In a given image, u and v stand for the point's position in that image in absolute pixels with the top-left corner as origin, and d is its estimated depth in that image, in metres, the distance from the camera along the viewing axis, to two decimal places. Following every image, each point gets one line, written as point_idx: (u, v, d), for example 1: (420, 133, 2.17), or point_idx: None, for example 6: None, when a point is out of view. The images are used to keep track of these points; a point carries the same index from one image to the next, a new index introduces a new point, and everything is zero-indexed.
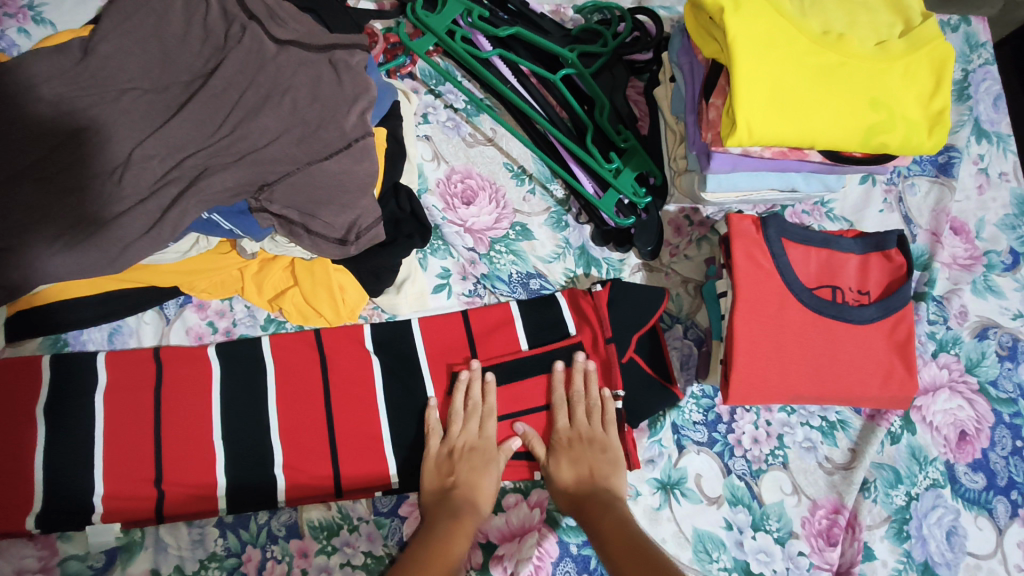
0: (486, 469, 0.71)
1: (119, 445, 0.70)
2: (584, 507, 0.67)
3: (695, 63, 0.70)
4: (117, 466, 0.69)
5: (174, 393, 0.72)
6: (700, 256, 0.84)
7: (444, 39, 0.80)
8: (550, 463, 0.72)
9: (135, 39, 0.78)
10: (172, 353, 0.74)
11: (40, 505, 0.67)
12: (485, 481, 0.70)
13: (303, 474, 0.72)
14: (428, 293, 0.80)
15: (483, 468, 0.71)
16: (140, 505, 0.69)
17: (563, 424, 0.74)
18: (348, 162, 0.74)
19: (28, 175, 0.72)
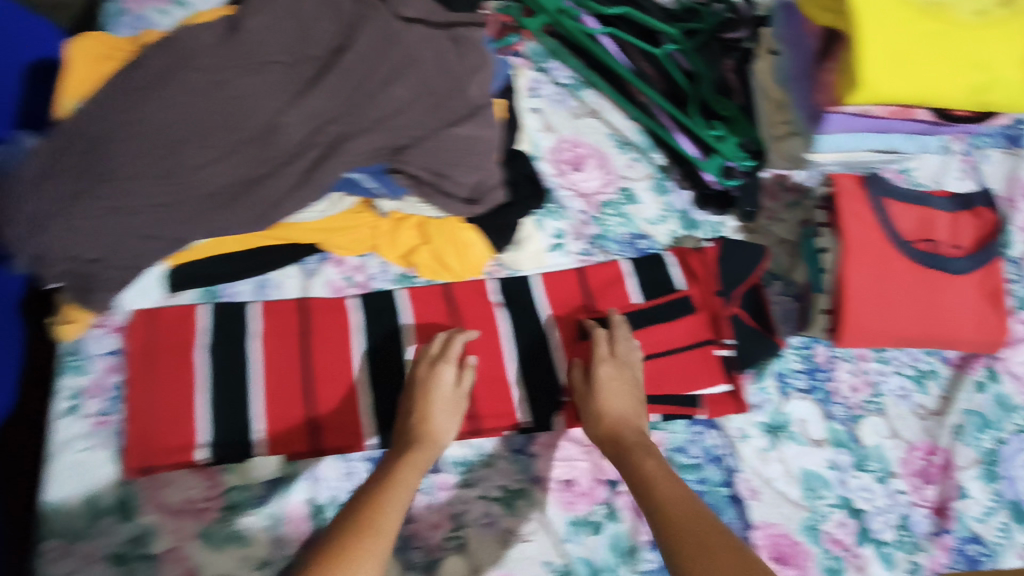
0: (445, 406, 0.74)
1: (276, 386, 0.78)
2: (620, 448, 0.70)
3: (800, 35, 0.76)
4: (275, 402, 0.78)
5: (321, 340, 0.80)
6: (795, 218, 0.89)
7: (556, 16, 0.88)
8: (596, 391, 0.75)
9: (275, 16, 0.83)
10: (319, 304, 0.82)
11: (208, 437, 0.75)
12: (439, 416, 0.73)
13: None
14: (544, 251, 0.86)
15: (438, 403, 0.73)
16: (297, 439, 0.77)
17: (603, 371, 0.75)
18: (476, 128, 0.79)
19: (187, 140, 0.77)
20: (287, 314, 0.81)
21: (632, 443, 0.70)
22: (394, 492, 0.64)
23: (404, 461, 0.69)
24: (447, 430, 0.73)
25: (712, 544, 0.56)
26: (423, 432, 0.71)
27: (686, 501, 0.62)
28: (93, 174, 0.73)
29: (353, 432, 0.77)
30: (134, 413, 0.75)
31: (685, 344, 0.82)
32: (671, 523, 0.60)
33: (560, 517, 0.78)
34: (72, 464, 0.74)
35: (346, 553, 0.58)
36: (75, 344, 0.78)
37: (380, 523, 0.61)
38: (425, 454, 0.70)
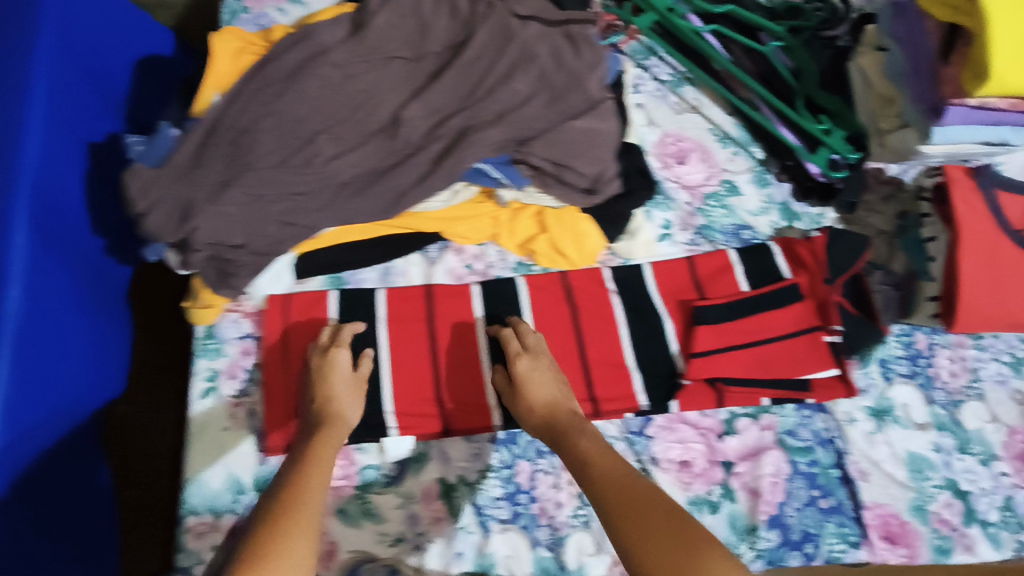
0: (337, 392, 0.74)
1: (406, 369, 0.81)
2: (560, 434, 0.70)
3: (914, 29, 0.79)
4: (404, 385, 0.80)
5: (446, 325, 0.83)
6: (891, 210, 0.93)
7: (666, 14, 0.91)
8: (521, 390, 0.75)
9: (397, 14, 0.85)
10: (443, 290, 0.85)
11: (341, 418, 0.78)
12: (343, 398, 0.74)
13: None
14: (654, 241, 0.89)
15: (334, 391, 0.74)
16: (428, 421, 0.79)
17: (521, 367, 0.76)
18: (596, 121, 0.82)
19: (321, 132, 0.79)
20: (410, 299, 0.84)
21: (565, 423, 0.71)
22: (314, 467, 0.64)
23: (323, 441, 0.68)
24: (351, 419, 0.73)
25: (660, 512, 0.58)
26: (331, 415, 0.72)
27: (625, 471, 0.63)
28: (236, 163, 0.76)
29: (480, 413, 0.80)
30: (272, 396, 0.78)
31: (792, 331, 0.84)
32: (608, 495, 0.61)
33: (680, 497, 0.79)
34: (214, 444, 0.76)
35: (277, 522, 0.57)
36: (212, 328, 0.81)
37: (300, 497, 0.60)
38: (331, 434, 0.69)
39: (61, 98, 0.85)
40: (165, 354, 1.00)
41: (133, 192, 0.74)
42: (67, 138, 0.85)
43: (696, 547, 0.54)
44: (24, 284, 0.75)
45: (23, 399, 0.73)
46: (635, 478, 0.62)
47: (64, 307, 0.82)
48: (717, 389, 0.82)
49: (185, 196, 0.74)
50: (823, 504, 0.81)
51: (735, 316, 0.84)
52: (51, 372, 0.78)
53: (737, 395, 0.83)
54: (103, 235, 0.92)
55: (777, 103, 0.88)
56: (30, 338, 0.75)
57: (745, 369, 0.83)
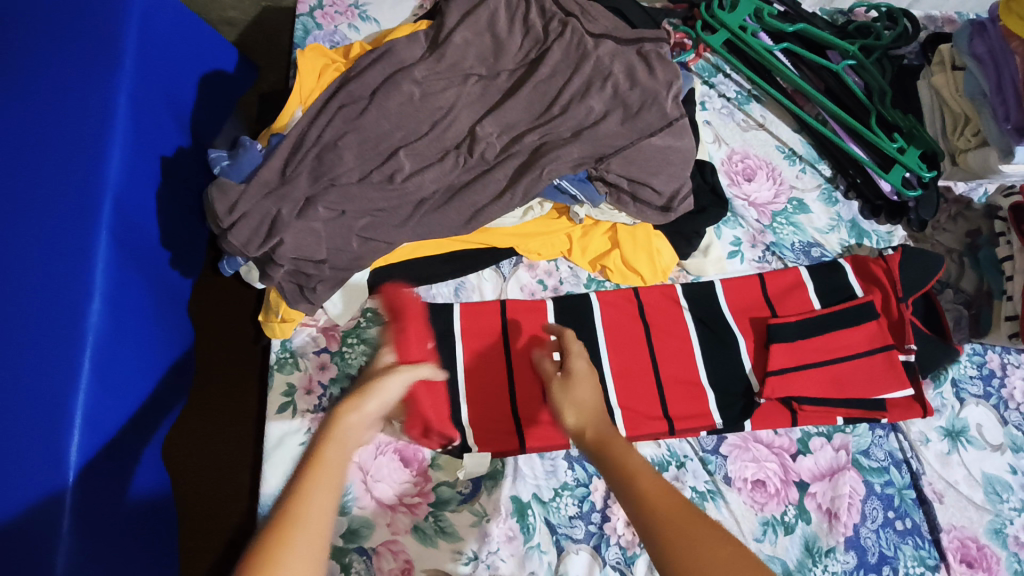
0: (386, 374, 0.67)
1: (479, 386, 0.81)
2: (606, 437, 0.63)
3: (1000, 52, 0.80)
4: (479, 402, 0.81)
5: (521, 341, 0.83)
6: (959, 229, 0.93)
7: (737, 33, 0.90)
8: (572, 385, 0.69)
9: (474, 31, 0.87)
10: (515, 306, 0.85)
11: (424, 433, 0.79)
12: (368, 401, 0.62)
13: (638, 414, 0.81)
14: (725, 258, 0.89)
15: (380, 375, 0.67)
16: (504, 438, 0.80)
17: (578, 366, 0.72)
18: (671, 138, 0.83)
19: (402, 148, 0.81)
20: (484, 314, 0.84)
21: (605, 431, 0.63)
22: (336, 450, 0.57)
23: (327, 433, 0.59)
24: (367, 413, 0.62)
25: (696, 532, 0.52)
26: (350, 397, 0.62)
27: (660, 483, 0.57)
28: (320, 179, 0.77)
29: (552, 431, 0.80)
30: None
31: (865, 350, 0.84)
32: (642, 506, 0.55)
33: (753, 517, 0.78)
34: (292, 459, 0.76)
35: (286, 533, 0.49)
36: (288, 342, 0.81)
37: (315, 482, 0.54)
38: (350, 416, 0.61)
39: (139, 113, 0.86)
40: (232, 359, 1.03)
41: (221, 208, 0.75)
42: (145, 151, 0.87)
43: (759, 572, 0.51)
44: (107, 296, 0.76)
45: (105, 411, 0.74)
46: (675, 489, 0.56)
47: (142, 317, 0.83)
48: (792, 408, 0.82)
49: (272, 210, 0.75)
50: (899, 525, 0.80)
51: (808, 336, 0.83)
52: (131, 383, 0.79)
53: (811, 414, 0.81)
54: (173, 247, 0.93)
55: (852, 121, 0.87)
56: (112, 350, 0.76)
57: (820, 388, 0.82)
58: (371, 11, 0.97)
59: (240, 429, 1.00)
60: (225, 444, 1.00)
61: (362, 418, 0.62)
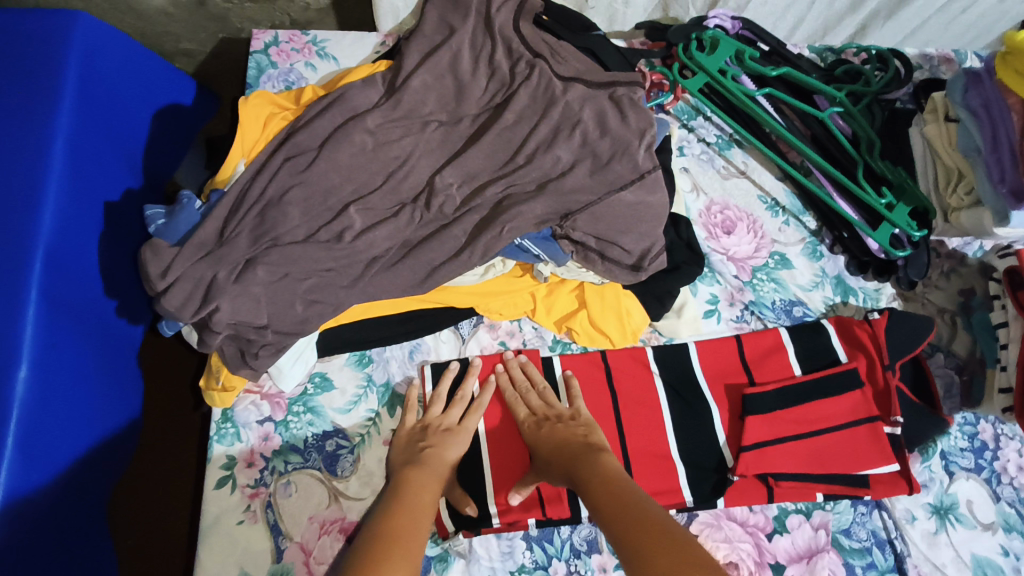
0: (451, 440, 0.73)
1: (503, 454, 0.77)
2: (571, 461, 0.68)
3: (996, 106, 0.74)
4: (506, 473, 0.76)
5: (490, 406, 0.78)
6: (952, 287, 0.87)
7: (718, 77, 0.85)
8: (532, 439, 0.74)
9: (435, 73, 0.82)
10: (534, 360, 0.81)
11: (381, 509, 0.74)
12: (452, 450, 0.72)
13: None
14: (700, 318, 0.84)
15: (448, 439, 0.73)
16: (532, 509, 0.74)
17: (523, 413, 0.76)
18: (643, 193, 0.77)
19: (352, 203, 0.76)
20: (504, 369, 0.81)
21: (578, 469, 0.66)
22: (411, 488, 0.65)
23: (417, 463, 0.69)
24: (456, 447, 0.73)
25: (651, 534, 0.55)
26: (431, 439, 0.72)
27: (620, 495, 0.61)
28: (261, 240, 0.72)
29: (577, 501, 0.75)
30: (294, 487, 0.74)
31: (848, 421, 0.78)
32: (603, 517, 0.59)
33: None
34: (227, 539, 0.71)
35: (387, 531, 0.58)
36: (228, 412, 0.76)
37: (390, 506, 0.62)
38: (417, 467, 0.68)
39: (79, 160, 0.81)
40: (185, 405, 0.99)
41: (153, 270, 0.70)
42: (85, 198, 0.81)
43: (678, 533, 0.53)
44: (36, 363, 0.71)
45: (29, 487, 0.69)
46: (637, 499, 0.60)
47: (82, 379, 0.78)
48: (768, 483, 0.77)
49: (207, 275, 0.70)
50: None
51: (787, 405, 0.78)
52: (61, 452, 0.74)
53: (789, 489, 0.76)
54: (121, 297, 0.88)
55: (837, 173, 0.81)
56: (41, 420, 0.71)
57: (801, 463, 0.77)
58: (330, 47, 0.91)
59: (179, 488, 0.96)
60: (165, 504, 0.95)
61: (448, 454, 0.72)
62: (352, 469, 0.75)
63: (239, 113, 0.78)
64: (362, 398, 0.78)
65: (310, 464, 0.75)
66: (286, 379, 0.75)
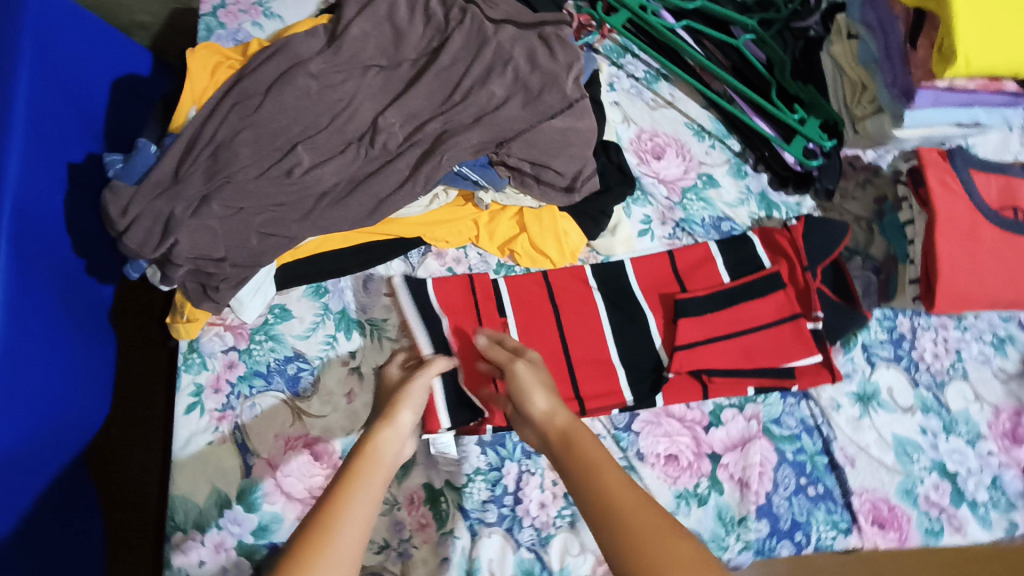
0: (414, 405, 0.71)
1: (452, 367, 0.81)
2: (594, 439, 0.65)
3: (885, 16, 0.79)
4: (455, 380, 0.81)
5: (455, 317, 0.84)
6: (868, 196, 0.93)
7: (638, 12, 0.90)
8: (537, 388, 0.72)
9: (372, 22, 0.87)
10: (484, 282, 0.86)
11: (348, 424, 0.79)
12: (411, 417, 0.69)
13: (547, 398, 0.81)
14: (634, 237, 0.90)
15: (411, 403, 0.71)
16: (483, 413, 0.79)
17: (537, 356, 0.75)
18: (571, 120, 0.83)
19: (302, 142, 0.81)
20: (454, 288, 0.85)
21: (586, 453, 0.62)
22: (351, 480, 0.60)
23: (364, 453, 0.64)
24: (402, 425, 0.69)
25: (682, 551, 0.52)
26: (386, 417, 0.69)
27: (638, 496, 0.57)
28: (215, 177, 0.77)
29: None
30: (259, 410, 0.79)
31: (776, 318, 0.84)
32: (620, 530, 0.54)
33: (667, 490, 0.80)
34: (199, 458, 0.77)
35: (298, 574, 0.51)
36: (194, 342, 0.81)
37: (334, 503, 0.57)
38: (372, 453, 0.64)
39: (41, 118, 0.85)
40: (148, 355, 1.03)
41: (113, 211, 0.75)
42: (49, 155, 0.85)
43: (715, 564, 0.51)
44: (11, 305, 0.75)
45: (11, 419, 0.73)
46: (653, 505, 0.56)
47: (54, 325, 0.82)
48: (702, 380, 0.83)
49: (165, 210, 0.75)
50: (811, 491, 0.81)
51: (715, 309, 0.84)
52: (40, 393, 0.78)
53: (721, 385, 0.82)
54: (88, 254, 0.92)
55: (752, 94, 0.87)
56: (19, 358, 0.75)
57: (731, 360, 0.83)
58: (275, 6, 0.96)
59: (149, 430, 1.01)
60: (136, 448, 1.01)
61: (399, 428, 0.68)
62: (313, 389, 0.80)
63: (189, 64, 0.82)
64: (319, 324, 0.83)
65: (273, 387, 0.80)
66: (247, 310, 0.80)
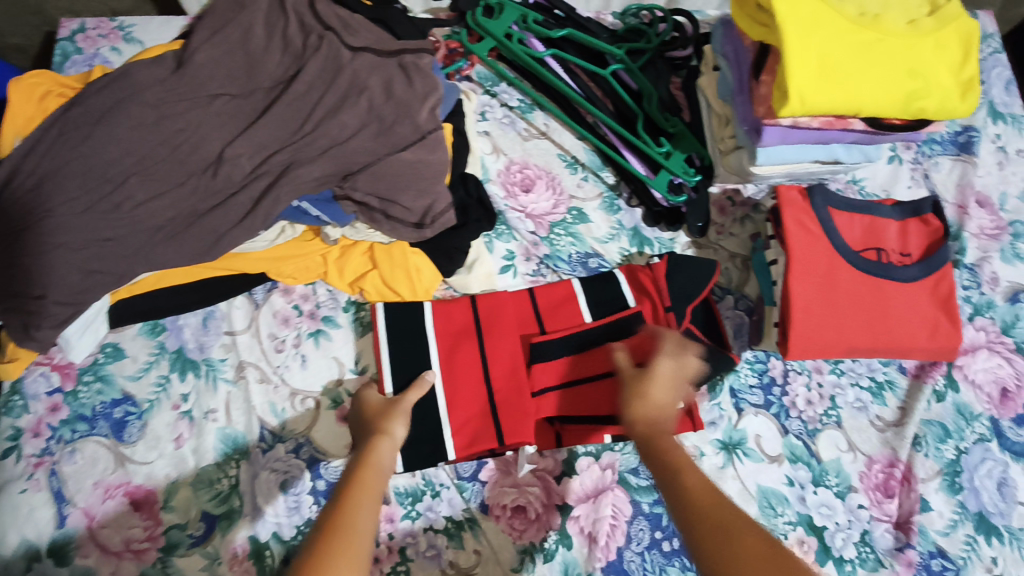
0: (396, 418, 0.72)
1: (456, 387, 0.78)
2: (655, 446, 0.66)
3: (739, 50, 0.78)
4: (457, 401, 0.78)
5: (447, 335, 0.81)
6: (745, 233, 0.90)
7: (502, 41, 0.87)
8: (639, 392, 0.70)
9: (223, 49, 0.80)
10: (447, 312, 0.82)
11: (174, 472, 0.76)
12: (398, 423, 0.72)
13: (467, 437, 0.76)
14: (496, 274, 0.87)
15: (393, 416, 0.72)
16: (483, 435, 0.76)
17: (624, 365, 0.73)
18: (424, 152, 0.78)
19: (133, 173, 0.75)
20: (456, 311, 0.82)
21: (673, 448, 0.65)
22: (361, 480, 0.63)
23: (364, 462, 0.66)
24: (398, 438, 0.71)
25: (763, 557, 0.53)
26: (377, 431, 0.70)
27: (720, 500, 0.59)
28: (35, 211, 0.73)
29: (529, 427, 0.76)
30: (80, 456, 0.75)
31: (632, 364, 0.78)
32: (710, 547, 0.55)
33: (511, 546, 0.76)
34: (8, 507, 0.72)
35: (324, 557, 0.54)
36: (17, 383, 0.77)
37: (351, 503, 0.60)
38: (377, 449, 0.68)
39: None
40: None
41: None
42: None
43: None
44: None
45: None
46: (743, 522, 0.56)
47: None
48: (556, 427, 0.80)
49: None
50: (666, 547, 0.77)
51: (571, 352, 0.80)
52: None
53: (575, 432, 0.79)
54: None
55: (617, 126, 0.84)
56: None
57: (585, 407, 0.79)
58: (137, 32, 0.94)
59: None
60: None
61: (394, 443, 0.70)
62: (140, 434, 0.76)
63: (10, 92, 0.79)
64: (153, 365, 0.80)
65: (96, 432, 0.76)
66: (75, 350, 0.76)
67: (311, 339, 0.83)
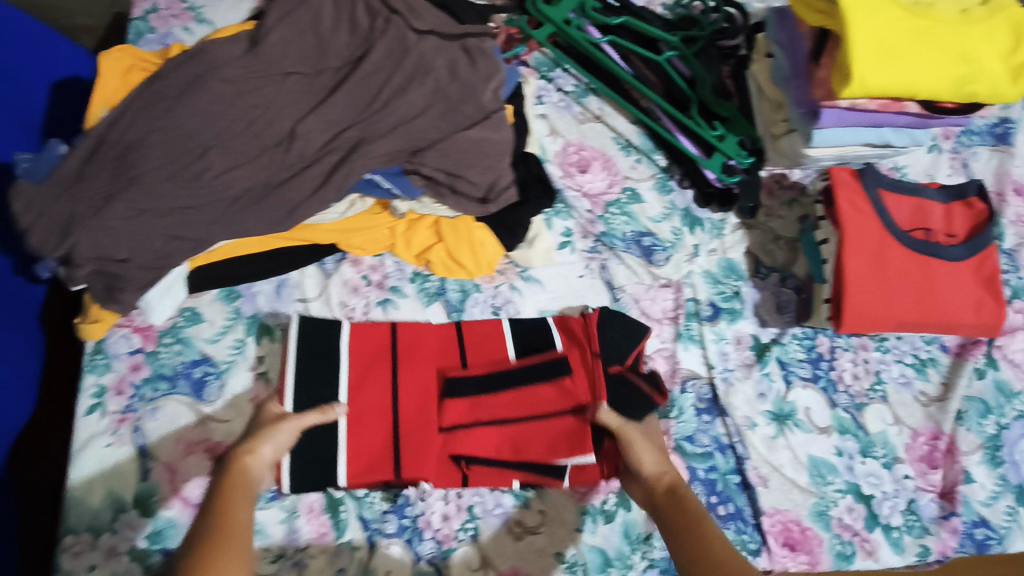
0: (269, 438, 0.70)
1: (362, 416, 0.78)
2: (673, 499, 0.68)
3: (794, 37, 0.82)
4: (360, 427, 0.78)
5: (362, 356, 0.82)
6: (793, 215, 0.94)
7: (561, 27, 0.91)
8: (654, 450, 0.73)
9: (294, 30, 0.84)
10: (364, 334, 0.83)
11: None
12: (271, 444, 0.70)
13: (362, 461, 0.77)
14: (554, 249, 0.90)
15: (265, 436, 0.70)
16: (381, 465, 0.77)
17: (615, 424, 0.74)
18: (488, 130, 0.81)
19: (213, 146, 0.78)
20: (374, 333, 0.83)
21: (693, 505, 0.66)
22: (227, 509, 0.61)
23: (227, 482, 0.65)
24: (265, 458, 0.69)
25: None
26: (242, 449, 0.68)
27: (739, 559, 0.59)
28: (120, 178, 0.76)
29: (430, 465, 0.77)
30: (161, 413, 0.78)
31: (552, 410, 0.79)
32: None
33: (573, 506, 0.79)
34: (95, 459, 0.76)
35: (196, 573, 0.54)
36: (100, 343, 0.81)
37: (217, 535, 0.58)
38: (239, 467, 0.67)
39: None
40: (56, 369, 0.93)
41: (18, 208, 0.75)
42: None
43: None
44: None
45: None
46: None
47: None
48: (461, 467, 0.78)
49: (67, 210, 0.74)
50: (721, 510, 0.80)
51: (489, 390, 0.80)
52: None
53: (481, 473, 0.78)
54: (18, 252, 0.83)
55: (672, 109, 0.88)
56: None
57: (493, 447, 0.79)
58: (207, 13, 0.98)
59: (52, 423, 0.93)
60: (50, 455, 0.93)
61: (259, 462, 0.68)
62: (219, 394, 0.80)
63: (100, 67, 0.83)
64: (229, 328, 0.83)
65: (177, 391, 0.80)
66: (155, 312, 0.80)
67: (379, 307, 0.87)
